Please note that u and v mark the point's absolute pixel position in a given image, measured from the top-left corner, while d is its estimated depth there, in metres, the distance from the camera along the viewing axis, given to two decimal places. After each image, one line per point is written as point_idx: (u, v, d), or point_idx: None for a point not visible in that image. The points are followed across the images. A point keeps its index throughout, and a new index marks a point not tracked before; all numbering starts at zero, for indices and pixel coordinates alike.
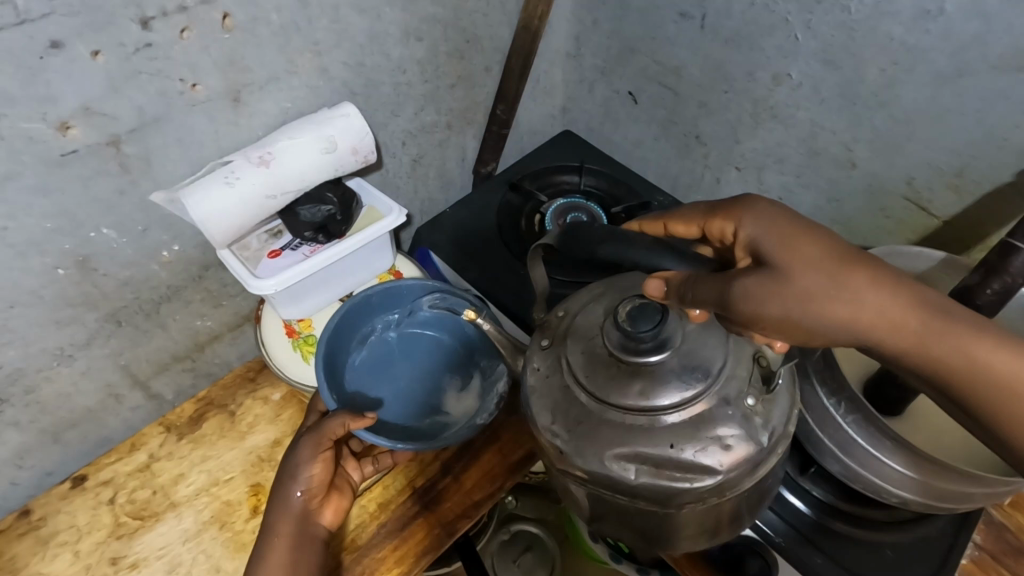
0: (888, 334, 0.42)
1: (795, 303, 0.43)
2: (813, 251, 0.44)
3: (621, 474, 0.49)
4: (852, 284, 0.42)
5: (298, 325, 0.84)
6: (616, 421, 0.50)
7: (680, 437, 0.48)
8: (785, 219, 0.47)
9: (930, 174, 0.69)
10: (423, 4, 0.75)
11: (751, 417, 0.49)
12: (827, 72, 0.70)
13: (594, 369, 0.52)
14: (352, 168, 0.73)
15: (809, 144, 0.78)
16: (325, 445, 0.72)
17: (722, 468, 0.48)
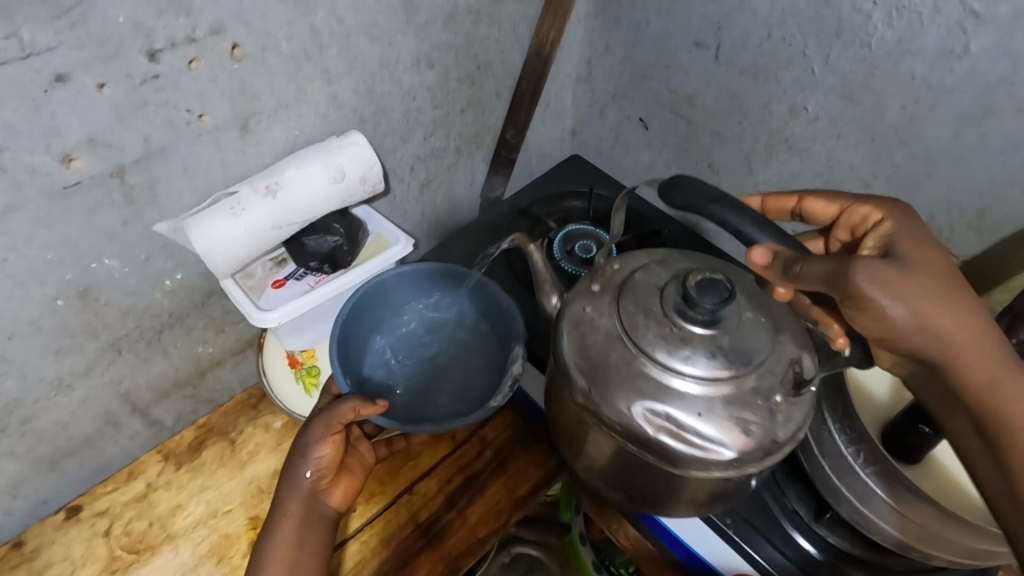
0: (961, 355, 0.47)
1: (899, 290, 0.47)
2: (932, 263, 0.50)
3: (642, 425, 0.47)
4: (946, 297, 0.48)
5: (300, 355, 0.81)
6: (650, 375, 0.48)
7: (709, 408, 0.47)
8: (915, 228, 0.53)
9: (951, 214, 0.67)
10: (435, 32, 0.74)
11: (774, 408, 0.47)
12: (846, 107, 0.69)
13: (644, 320, 0.49)
14: (360, 197, 0.72)
15: (825, 177, 0.76)
16: (337, 428, 0.66)
17: (736, 450, 0.46)
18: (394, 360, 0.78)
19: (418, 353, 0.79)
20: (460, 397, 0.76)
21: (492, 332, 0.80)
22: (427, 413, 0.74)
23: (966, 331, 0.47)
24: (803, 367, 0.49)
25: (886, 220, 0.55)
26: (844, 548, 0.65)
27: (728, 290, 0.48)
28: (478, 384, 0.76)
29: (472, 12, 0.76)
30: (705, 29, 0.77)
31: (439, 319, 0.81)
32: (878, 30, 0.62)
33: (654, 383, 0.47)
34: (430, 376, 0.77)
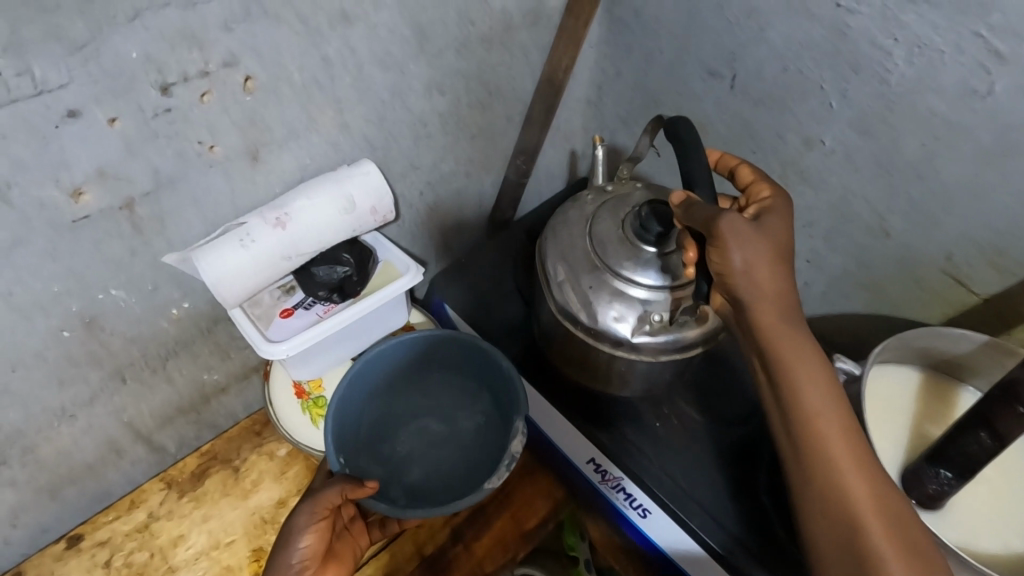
0: (770, 310, 0.52)
1: (743, 244, 0.51)
2: (778, 232, 0.54)
3: (554, 271, 0.67)
4: (776, 265, 0.52)
5: (308, 384, 0.79)
6: (582, 246, 0.67)
7: (601, 286, 0.64)
8: (785, 209, 0.57)
9: (970, 251, 0.66)
10: (447, 60, 0.73)
11: (646, 320, 0.63)
12: (863, 141, 0.68)
13: (607, 214, 0.68)
14: (369, 227, 0.71)
15: (840, 209, 0.75)
16: (322, 514, 0.64)
17: (599, 322, 0.64)
18: (405, 412, 0.82)
19: (425, 409, 0.82)
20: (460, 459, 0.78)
21: (477, 383, 0.82)
22: (425, 471, 0.78)
23: (782, 295, 0.52)
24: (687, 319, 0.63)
25: (774, 198, 0.58)
26: None
27: (665, 227, 0.62)
28: (481, 448, 0.79)
29: (485, 40, 0.76)
30: (718, 58, 0.76)
31: (451, 371, 0.83)
32: (898, 66, 0.61)
33: (582, 253, 0.66)
34: (435, 432, 0.81)
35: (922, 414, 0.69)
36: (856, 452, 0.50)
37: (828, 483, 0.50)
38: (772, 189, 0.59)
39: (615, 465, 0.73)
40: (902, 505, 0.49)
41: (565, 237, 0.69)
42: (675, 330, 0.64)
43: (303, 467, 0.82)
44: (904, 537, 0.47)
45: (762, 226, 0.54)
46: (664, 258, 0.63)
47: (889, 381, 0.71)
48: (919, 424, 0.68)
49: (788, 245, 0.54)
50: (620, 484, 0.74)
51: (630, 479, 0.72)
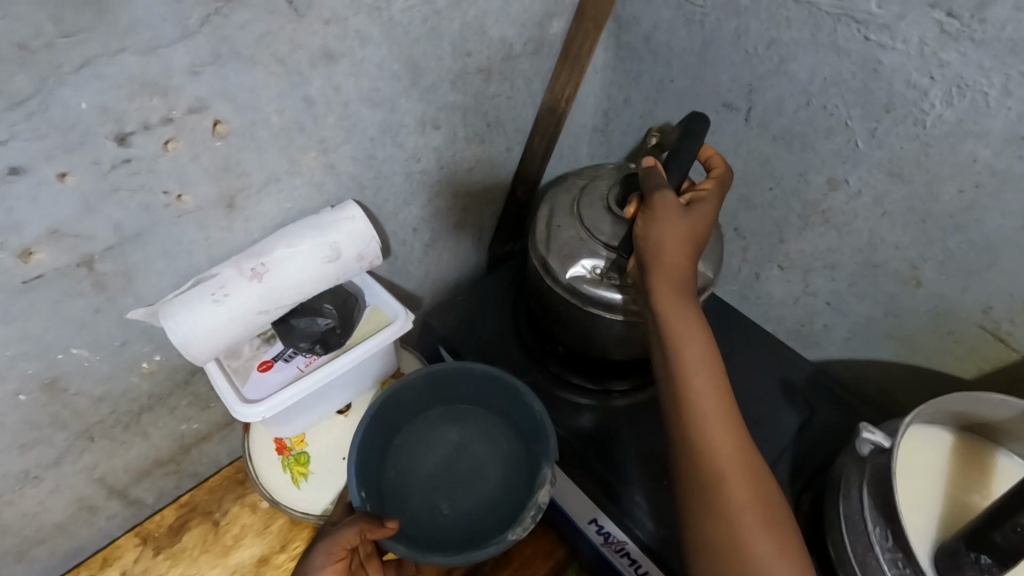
0: (666, 275, 0.56)
1: (665, 217, 0.57)
2: (700, 215, 0.59)
3: (545, 206, 0.73)
4: (688, 249, 0.57)
5: (289, 440, 0.72)
6: (575, 196, 0.72)
7: (570, 228, 0.69)
8: (716, 200, 0.62)
9: (1013, 306, 0.61)
10: (442, 93, 0.68)
11: (585, 268, 0.67)
12: (894, 185, 0.62)
13: (605, 178, 0.72)
14: (356, 273, 0.66)
15: (866, 255, 0.70)
16: (339, 555, 0.60)
17: (554, 254, 0.69)
18: (409, 448, 0.76)
19: (424, 450, 0.75)
20: (482, 495, 0.73)
21: (469, 413, 0.78)
22: (434, 508, 0.72)
23: (686, 276, 0.56)
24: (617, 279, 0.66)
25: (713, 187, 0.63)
26: None
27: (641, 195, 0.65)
28: (498, 488, 0.73)
29: (483, 70, 0.70)
30: (734, 90, 0.70)
31: (458, 403, 0.78)
32: (934, 108, 0.55)
33: (567, 201, 0.72)
34: (441, 468, 0.75)
35: (958, 478, 0.62)
36: (728, 424, 0.52)
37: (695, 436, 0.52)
38: (712, 184, 0.63)
39: (617, 528, 0.70)
40: (763, 475, 0.52)
41: (565, 185, 0.75)
42: (602, 287, 0.66)
43: (288, 520, 0.78)
44: (764, 511, 0.49)
45: (686, 209, 0.58)
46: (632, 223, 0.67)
47: (917, 445, 0.64)
48: (955, 492, 0.61)
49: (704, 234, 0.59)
50: (624, 548, 0.71)
51: (633, 542, 0.69)
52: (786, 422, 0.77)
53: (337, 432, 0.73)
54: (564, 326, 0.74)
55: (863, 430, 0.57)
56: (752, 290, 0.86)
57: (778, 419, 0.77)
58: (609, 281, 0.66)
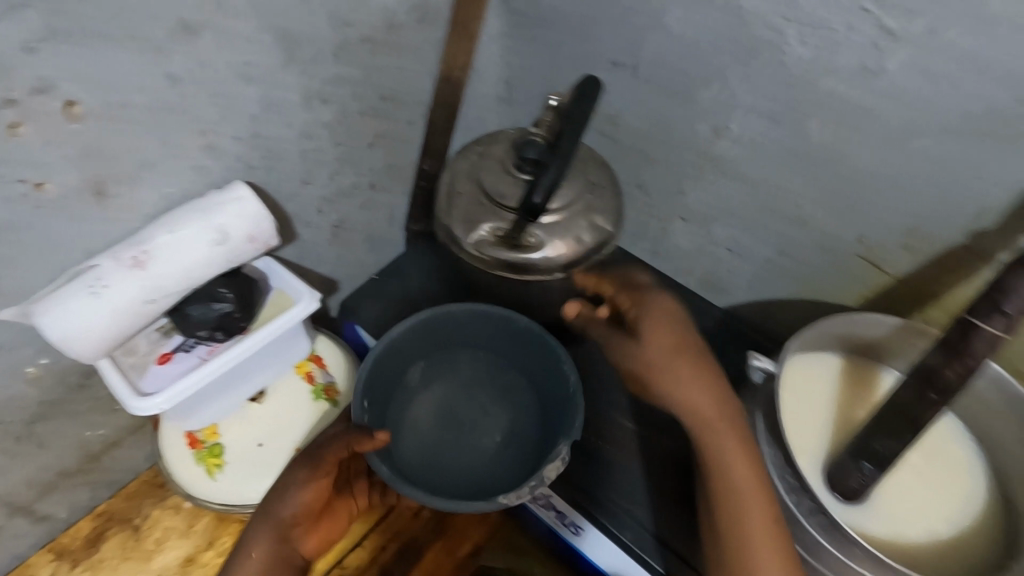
0: (712, 460, 0.57)
1: (643, 363, 0.59)
2: (672, 336, 0.60)
3: (450, 172, 0.73)
4: (680, 372, 0.58)
5: (201, 433, 0.68)
6: (476, 160, 0.72)
7: (473, 193, 0.70)
8: (667, 304, 0.61)
9: (883, 233, 0.63)
10: (324, 66, 0.67)
11: (489, 232, 0.68)
12: (769, 127, 0.65)
13: (503, 140, 0.73)
14: (251, 256, 0.64)
15: (754, 198, 0.72)
16: (322, 470, 0.59)
17: (462, 220, 0.69)
18: (411, 398, 0.72)
19: (425, 398, 0.72)
20: (486, 447, 0.70)
21: (475, 362, 0.75)
22: (439, 457, 0.69)
23: (705, 397, 0.57)
24: (519, 240, 0.67)
25: (648, 303, 0.61)
26: None
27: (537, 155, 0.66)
28: (502, 448, 0.70)
29: (367, 41, 0.69)
30: (620, 47, 0.72)
31: (474, 351, 0.75)
32: (790, 48, 0.58)
33: (467, 164, 0.72)
34: (445, 420, 0.71)
35: (847, 398, 0.66)
36: (774, 534, 0.53)
37: (744, 553, 0.53)
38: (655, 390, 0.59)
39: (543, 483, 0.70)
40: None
41: (468, 148, 0.74)
42: (506, 249, 0.67)
43: (213, 518, 0.76)
44: None
45: (641, 335, 0.59)
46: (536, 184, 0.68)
47: (812, 368, 0.67)
48: (845, 410, 0.65)
49: (686, 346, 0.59)
50: (550, 501, 0.70)
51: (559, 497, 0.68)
52: None
53: (252, 421, 0.69)
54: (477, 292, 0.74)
55: (755, 358, 0.61)
56: (661, 244, 0.89)
57: None
58: (511, 243, 0.67)
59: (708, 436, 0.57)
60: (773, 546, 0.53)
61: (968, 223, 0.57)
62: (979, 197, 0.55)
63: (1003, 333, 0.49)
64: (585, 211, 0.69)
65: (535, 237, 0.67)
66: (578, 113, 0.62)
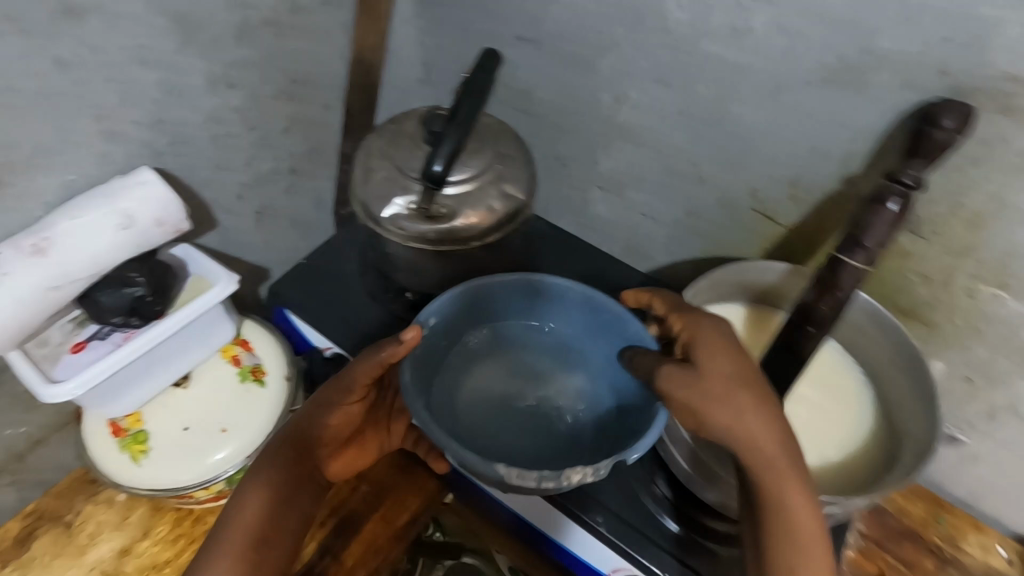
0: (766, 497, 0.51)
1: (694, 399, 0.51)
2: (728, 366, 0.52)
3: (363, 151, 0.73)
4: (746, 398, 0.51)
5: (125, 421, 0.68)
6: (388, 137, 0.73)
7: (385, 169, 0.71)
8: (721, 331, 0.54)
9: (771, 186, 0.68)
10: (226, 48, 0.67)
11: (402, 205, 0.69)
12: (662, 91, 0.69)
13: (413, 115, 0.74)
14: (162, 240, 0.64)
15: (659, 161, 0.76)
16: (354, 397, 0.61)
17: (377, 197, 0.70)
18: (467, 370, 0.68)
19: (490, 372, 0.68)
20: (551, 428, 0.65)
21: (575, 331, 0.70)
22: (501, 438, 0.64)
23: (766, 424, 0.50)
24: (432, 211, 0.69)
25: (697, 331, 0.55)
26: (691, 520, 0.69)
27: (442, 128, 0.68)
28: (609, 419, 0.65)
29: (271, 23, 0.70)
30: (523, 21, 0.74)
31: (537, 324, 0.71)
32: (670, 13, 0.62)
33: (380, 141, 0.73)
34: (503, 398, 0.67)
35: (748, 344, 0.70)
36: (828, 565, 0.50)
37: None
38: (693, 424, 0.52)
39: None
40: None
41: (381, 127, 0.75)
42: (420, 221, 0.69)
43: (148, 508, 0.76)
44: None
45: (699, 363, 0.52)
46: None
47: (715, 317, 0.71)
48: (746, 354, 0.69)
49: (745, 370, 0.52)
50: None
51: None
52: None
53: (176, 406, 0.70)
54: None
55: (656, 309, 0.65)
56: (585, 214, 0.92)
57: None
58: (423, 215, 0.69)
59: (775, 468, 0.50)
60: (816, 555, 0.50)
61: (841, 169, 0.62)
62: (846, 143, 0.59)
63: (865, 266, 0.54)
64: (496, 180, 0.71)
65: (446, 207, 0.69)
66: (475, 82, 0.63)
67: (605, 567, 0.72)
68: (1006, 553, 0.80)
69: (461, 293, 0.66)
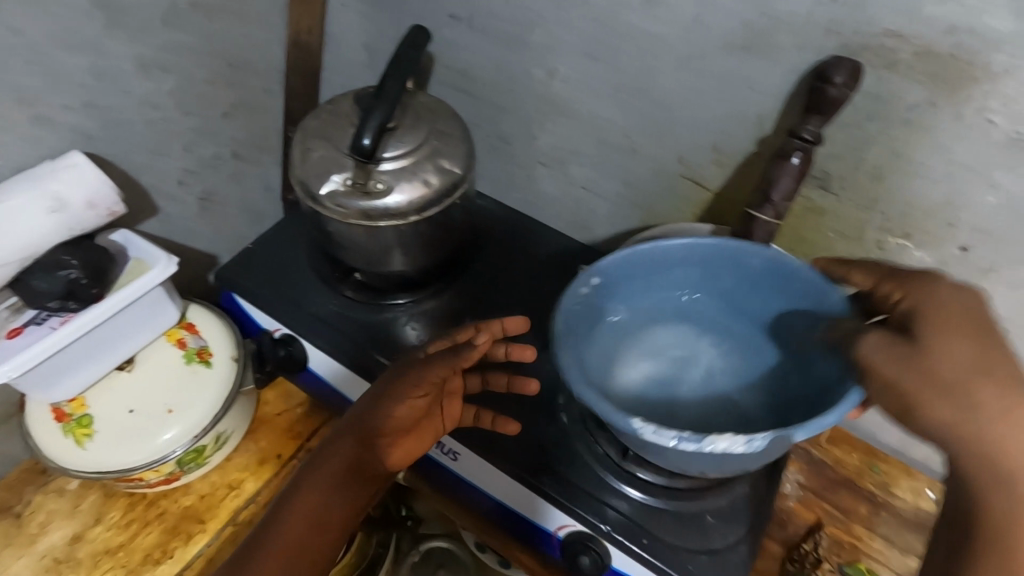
0: (988, 471, 0.44)
1: (915, 375, 0.46)
2: (963, 343, 0.46)
3: (300, 133, 0.75)
4: (981, 386, 0.45)
5: (69, 406, 0.69)
6: (324, 119, 0.74)
7: (322, 148, 0.72)
8: (939, 300, 0.49)
9: (697, 153, 0.71)
10: (155, 32, 0.67)
11: (339, 181, 0.70)
12: (589, 64, 0.71)
13: (350, 97, 0.75)
14: (96, 223, 0.64)
15: (594, 135, 0.78)
16: (421, 392, 0.61)
17: (314, 175, 0.71)
18: (624, 350, 0.68)
19: (615, 343, 0.67)
20: (726, 400, 0.67)
21: (715, 300, 0.67)
22: (728, 397, 0.68)
23: (1007, 401, 0.44)
24: (367, 185, 0.70)
25: (932, 292, 0.50)
26: (631, 477, 0.72)
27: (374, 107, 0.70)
28: (791, 382, 0.64)
29: (200, 6, 0.70)
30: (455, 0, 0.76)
31: (679, 292, 0.67)
32: None
33: (317, 122, 0.74)
34: (683, 363, 0.69)
35: None
36: None
37: None
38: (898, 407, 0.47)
39: None
40: None
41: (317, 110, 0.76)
42: (356, 196, 0.70)
43: (100, 494, 0.76)
44: None
45: (914, 330, 0.48)
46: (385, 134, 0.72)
47: None
48: None
49: (994, 336, 0.47)
50: None
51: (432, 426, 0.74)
52: None
53: (121, 388, 0.70)
54: (344, 247, 0.77)
55: None
56: (533, 189, 0.90)
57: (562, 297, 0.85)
58: (359, 189, 0.70)
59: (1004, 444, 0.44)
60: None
61: (757, 132, 0.64)
62: (758, 106, 0.62)
63: (775, 220, 0.58)
64: (431, 155, 0.73)
65: (382, 182, 0.70)
66: (403, 59, 0.66)
67: (552, 524, 0.72)
68: (934, 495, 0.84)
69: (609, 265, 0.62)
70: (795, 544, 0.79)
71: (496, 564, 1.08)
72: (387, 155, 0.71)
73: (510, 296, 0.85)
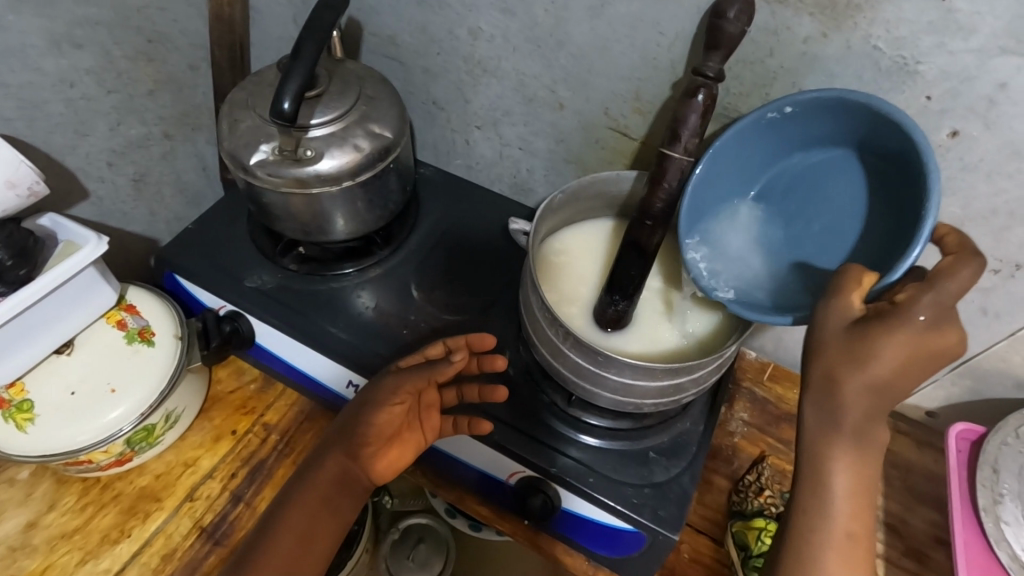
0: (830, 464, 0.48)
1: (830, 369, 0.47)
2: (898, 355, 0.45)
3: (227, 108, 0.74)
4: (882, 389, 0.46)
5: (7, 392, 0.69)
6: (249, 91, 0.74)
7: (250, 120, 0.72)
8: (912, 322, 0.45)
9: (619, 103, 0.72)
10: (65, 6, 0.66)
11: (267, 151, 0.71)
12: (508, 20, 0.72)
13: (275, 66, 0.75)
14: (17, 204, 0.63)
15: (521, 93, 0.79)
16: (399, 399, 0.66)
17: (244, 148, 0.71)
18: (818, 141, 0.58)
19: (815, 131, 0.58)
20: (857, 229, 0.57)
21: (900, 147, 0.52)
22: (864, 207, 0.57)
23: (860, 422, 0.47)
24: (294, 152, 0.70)
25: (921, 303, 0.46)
26: (578, 421, 0.74)
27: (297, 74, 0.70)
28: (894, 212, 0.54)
29: None
30: None
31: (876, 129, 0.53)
32: None
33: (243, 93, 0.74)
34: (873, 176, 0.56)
35: (610, 255, 0.75)
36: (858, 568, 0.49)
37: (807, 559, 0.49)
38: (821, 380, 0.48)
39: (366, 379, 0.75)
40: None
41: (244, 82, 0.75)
42: (286, 163, 0.70)
43: (52, 482, 0.76)
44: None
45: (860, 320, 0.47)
46: (311, 102, 0.72)
47: (580, 236, 0.76)
48: (609, 264, 0.74)
49: (921, 368, 0.46)
50: None
51: None
52: (513, 258, 0.87)
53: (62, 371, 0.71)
54: (280, 218, 0.77)
55: (517, 224, 0.72)
56: (471, 158, 0.92)
57: (504, 256, 0.87)
58: (287, 156, 0.70)
59: (830, 447, 0.48)
60: (858, 527, 0.49)
61: (672, 77, 0.67)
62: (670, 49, 0.64)
63: (687, 156, 0.58)
64: (361, 121, 0.73)
65: (311, 149, 0.70)
66: (320, 21, 0.66)
67: (504, 473, 0.74)
68: None
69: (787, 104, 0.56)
70: (741, 478, 0.83)
71: (469, 530, 1.10)
72: (315, 121, 0.71)
73: (453, 261, 0.86)
